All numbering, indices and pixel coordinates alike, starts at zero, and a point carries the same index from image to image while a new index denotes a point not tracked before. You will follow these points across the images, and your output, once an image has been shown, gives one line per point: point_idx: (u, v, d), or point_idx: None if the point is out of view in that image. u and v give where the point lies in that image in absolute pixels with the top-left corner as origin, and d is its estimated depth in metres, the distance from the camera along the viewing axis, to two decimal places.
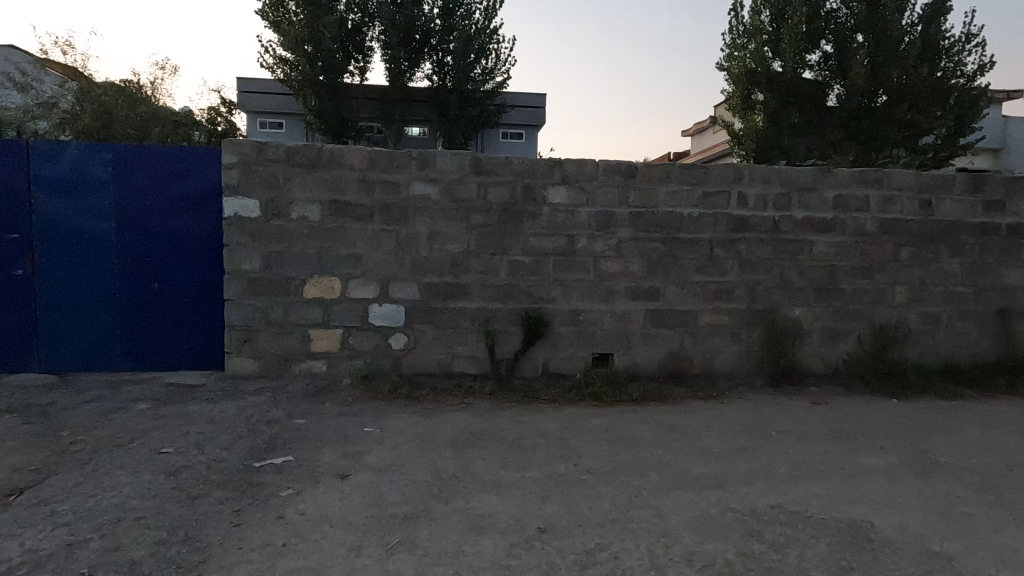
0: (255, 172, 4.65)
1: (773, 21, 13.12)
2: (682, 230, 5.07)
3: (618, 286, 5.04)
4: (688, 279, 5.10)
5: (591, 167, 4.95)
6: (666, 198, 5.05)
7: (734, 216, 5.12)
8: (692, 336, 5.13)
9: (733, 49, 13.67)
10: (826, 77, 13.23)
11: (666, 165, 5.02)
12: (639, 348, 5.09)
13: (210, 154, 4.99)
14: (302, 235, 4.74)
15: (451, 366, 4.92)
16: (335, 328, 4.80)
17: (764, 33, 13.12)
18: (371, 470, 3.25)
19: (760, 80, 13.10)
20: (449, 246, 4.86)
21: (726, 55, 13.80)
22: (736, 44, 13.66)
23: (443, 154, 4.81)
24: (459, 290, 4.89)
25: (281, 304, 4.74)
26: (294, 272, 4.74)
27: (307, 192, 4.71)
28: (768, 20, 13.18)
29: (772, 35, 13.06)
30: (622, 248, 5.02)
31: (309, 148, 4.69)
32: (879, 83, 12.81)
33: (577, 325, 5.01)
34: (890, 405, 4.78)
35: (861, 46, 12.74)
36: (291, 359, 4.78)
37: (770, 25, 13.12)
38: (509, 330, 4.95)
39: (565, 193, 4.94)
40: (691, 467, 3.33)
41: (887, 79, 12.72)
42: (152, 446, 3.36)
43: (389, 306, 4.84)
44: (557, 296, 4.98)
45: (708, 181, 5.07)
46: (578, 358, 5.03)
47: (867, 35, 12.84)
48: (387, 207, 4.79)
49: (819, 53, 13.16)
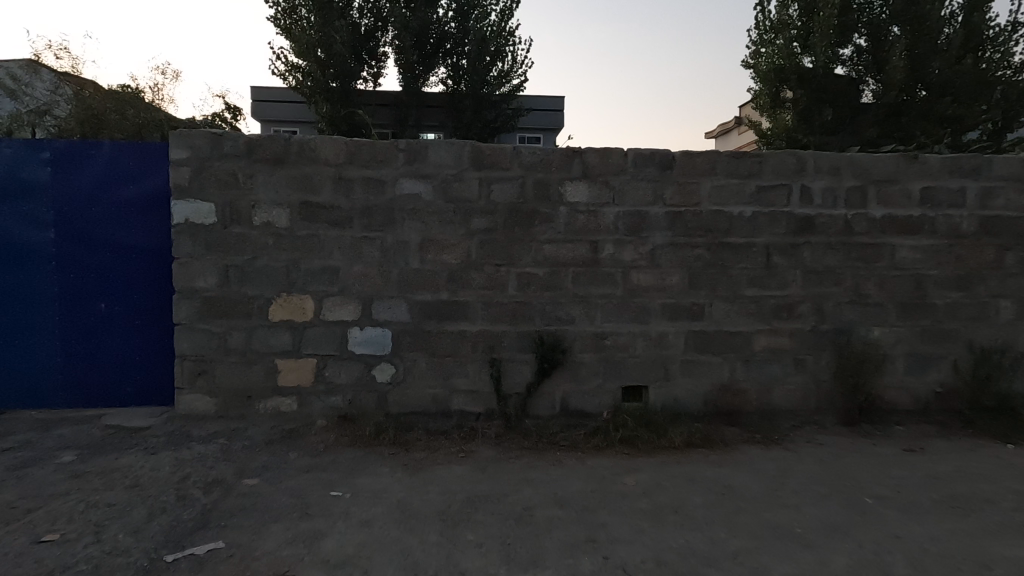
0: (210, 169, 3.86)
1: (802, 15, 11.76)
2: (732, 233, 4.12)
3: (653, 302, 4.10)
4: (739, 294, 4.15)
5: (618, 158, 4.05)
6: (712, 195, 4.10)
7: (796, 215, 4.15)
8: (745, 364, 4.17)
9: (761, 45, 12.22)
10: (860, 73, 12.06)
11: (710, 153, 4.08)
12: (679, 380, 4.14)
13: (162, 150, 4.22)
14: (267, 245, 3.91)
15: (449, 403, 4.03)
16: (307, 358, 3.96)
17: (793, 28, 11.68)
18: (324, 567, 2.38)
19: (790, 77, 11.77)
20: (445, 257, 3.99)
21: (751, 55, 12.45)
22: (764, 40, 12.21)
23: (436, 145, 3.96)
24: (458, 311, 4.00)
25: (242, 329, 3.92)
26: (257, 290, 3.91)
27: (273, 192, 3.89)
28: (797, 15, 11.80)
29: (803, 29, 11.70)
30: (658, 255, 4.09)
31: (274, 140, 3.87)
32: (918, 77, 11.67)
33: (603, 352, 4.09)
34: (1007, 454, 3.74)
35: (898, 38, 11.64)
36: (256, 395, 3.94)
37: (799, 19, 11.75)
38: (519, 359, 4.04)
39: (586, 190, 4.03)
40: (769, 565, 2.39)
41: (925, 73, 11.59)
42: (42, 529, 2.54)
43: (373, 330, 3.98)
44: (578, 316, 4.06)
45: (762, 173, 4.13)
46: (604, 393, 4.10)
47: (904, 27, 11.69)
48: (370, 210, 3.94)
49: (850, 49, 11.99)
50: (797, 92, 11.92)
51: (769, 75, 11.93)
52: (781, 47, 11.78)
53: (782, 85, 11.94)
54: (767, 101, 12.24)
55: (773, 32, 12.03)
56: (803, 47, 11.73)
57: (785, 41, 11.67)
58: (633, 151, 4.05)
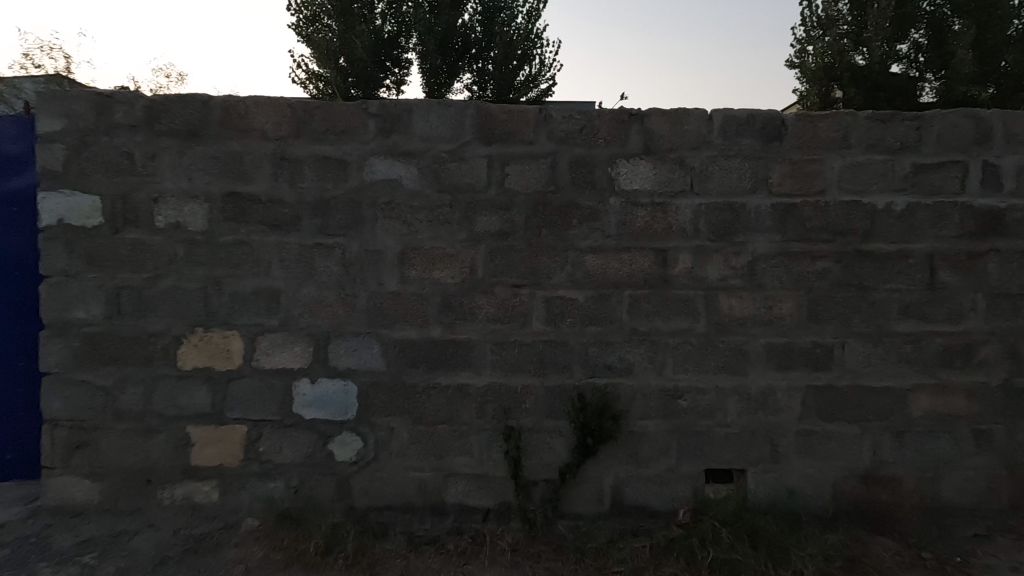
0: (94, 147, 2.64)
1: (853, 12, 9.84)
2: (874, 238, 2.69)
3: (751, 343, 2.69)
4: (885, 331, 2.70)
5: (698, 125, 2.67)
6: (842, 178, 2.69)
7: (976, 209, 2.69)
8: (897, 437, 2.71)
9: (802, 45, 10.40)
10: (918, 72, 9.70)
11: (840, 117, 2.67)
12: (793, 462, 2.71)
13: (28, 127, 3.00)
14: (176, 258, 2.66)
15: (442, 495, 2.69)
16: (232, 425, 2.67)
17: (844, 24, 9.80)
18: None
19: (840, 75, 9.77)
20: (438, 274, 2.66)
21: (795, 58, 10.58)
22: (809, 39, 10.37)
23: (424, 107, 2.66)
24: (456, 355, 2.67)
25: (139, 380, 2.66)
26: (162, 324, 2.66)
27: (184, 181, 2.65)
28: (848, 12, 9.89)
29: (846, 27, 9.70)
30: (759, 271, 2.68)
31: (186, 103, 2.63)
32: (986, 73, 9.39)
33: (676, 418, 2.69)
34: None
35: (965, 31, 9.34)
36: (159, 479, 2.67)
37: (850, 15, 9.84)
38: (550, 428, 2.68)
39: (650, 172, 2.66)
40: None
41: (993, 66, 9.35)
42: None
43: (329, 384, 2.67)
44: (637, 363, 2.68)
45: (921, 144, 2.69)
46: (678, 481, 2.70)
47: (966, 19, 9.48)
48: (326, 205, 2.66)
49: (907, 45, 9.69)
50: (849, 93, 9.78)
51: (816, 74, 9.92)
52: (828, 45, 9.83)
53: (831, 84, 9.90)
54: (816, 101, 9.98)
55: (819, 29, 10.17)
56: (851, 47, 9.70)
57: (835, 37, 9.74)
58: (722, 113, 2.66)
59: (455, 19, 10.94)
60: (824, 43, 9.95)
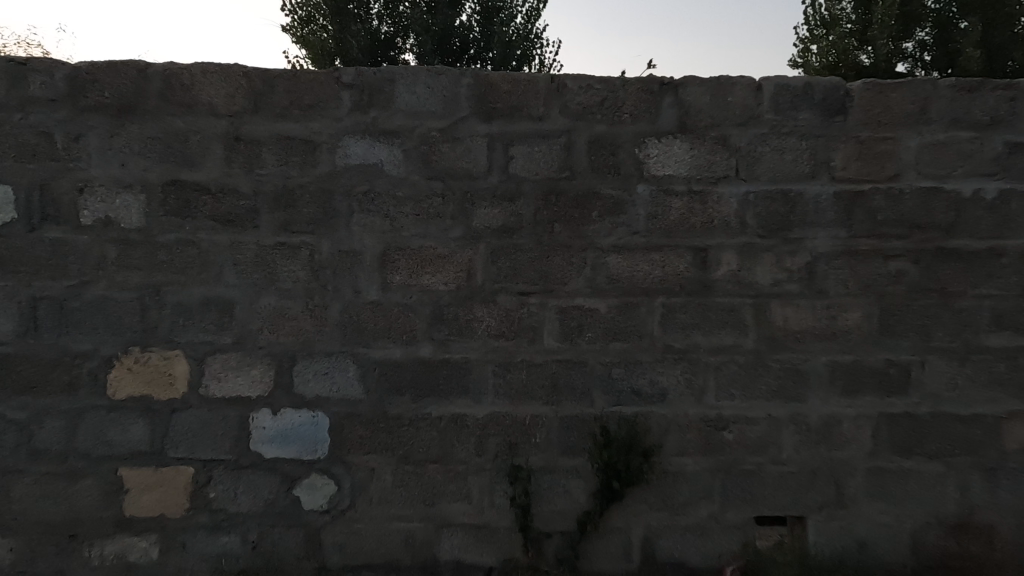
0: (6, 126, 2.15)
1: (857, 8, 9.39)
2: (958, 233, 2.21)
3: (811, 362, 2.20)
4: (972, 347, 2.22)
5: (745, 96, 2.18)
6: (920, 160, 2.20)
7: None
8: (989, 476, 2.22)
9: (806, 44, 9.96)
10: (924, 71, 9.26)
11: (917, 85, 2.19)
12: (863, 507, 2.22)
13: None
14: (106, 262, 2.16)
15: (434, 550, 2.19)
16: (175, 466, 2.17)
17: (845, 24, 9.36)
18: None
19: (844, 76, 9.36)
20: (427, 280, 2.18)
21: (798, 58, 10.16)
22: (813, 37, 9.94)
23: (409, 76, 2.17)
24: (450, 380, 2.18)
25: (60, 412, 2.16)
26: (89, 343, 2.17)
27: (116, 167, 2.16)
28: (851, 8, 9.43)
29: (856, 23, 9.28)
30: (820, 274, 2.20)
31: (119, 72, 2.14)
32: (995, 70, 8.90)
33: (719, 454, 2.20)
34: None
35: (972, 28, 8.84)
36: (86, 533, 2.17)
37: (855, 12, 9.38)
38: (565, 468, 2.18)
39: (685, 154, 2.18)
40: None
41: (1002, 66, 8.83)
42: None
43: (294, 416, 2.18)
44: (672, 388, 2.19)
45: (1014, 118, 2.21)
46: (722, 531, 2.21)
47: (975, 17, 8.97)
48: (290, 197, 2.17)
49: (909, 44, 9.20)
50: None
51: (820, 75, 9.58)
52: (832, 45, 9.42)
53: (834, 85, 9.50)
54: None
55: (822, 27, 9.70)
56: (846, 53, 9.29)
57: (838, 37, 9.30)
58: (773, 81, 2.18)
59: (452, 19, 10.50)
60: (827, 43, 9.53)
